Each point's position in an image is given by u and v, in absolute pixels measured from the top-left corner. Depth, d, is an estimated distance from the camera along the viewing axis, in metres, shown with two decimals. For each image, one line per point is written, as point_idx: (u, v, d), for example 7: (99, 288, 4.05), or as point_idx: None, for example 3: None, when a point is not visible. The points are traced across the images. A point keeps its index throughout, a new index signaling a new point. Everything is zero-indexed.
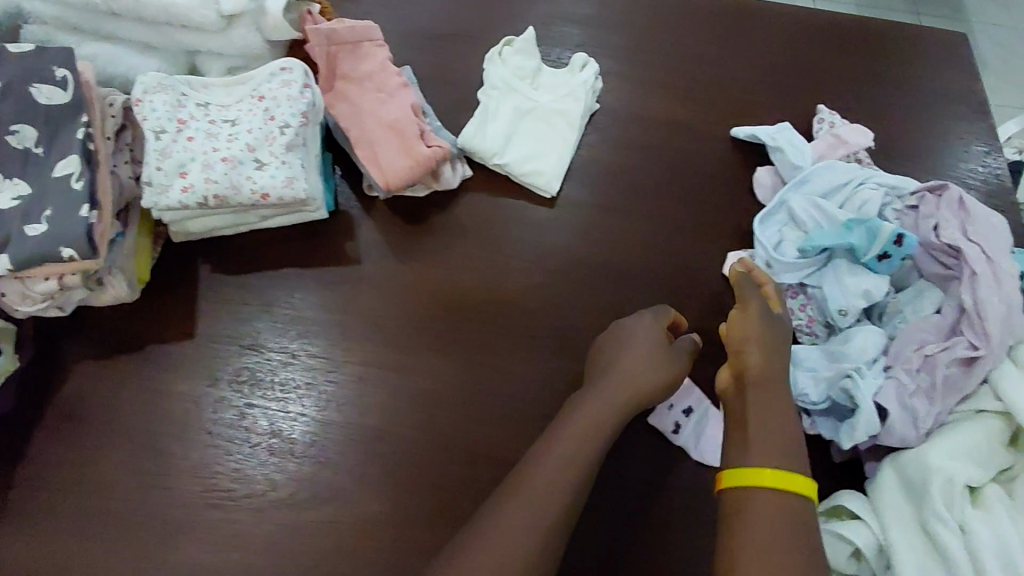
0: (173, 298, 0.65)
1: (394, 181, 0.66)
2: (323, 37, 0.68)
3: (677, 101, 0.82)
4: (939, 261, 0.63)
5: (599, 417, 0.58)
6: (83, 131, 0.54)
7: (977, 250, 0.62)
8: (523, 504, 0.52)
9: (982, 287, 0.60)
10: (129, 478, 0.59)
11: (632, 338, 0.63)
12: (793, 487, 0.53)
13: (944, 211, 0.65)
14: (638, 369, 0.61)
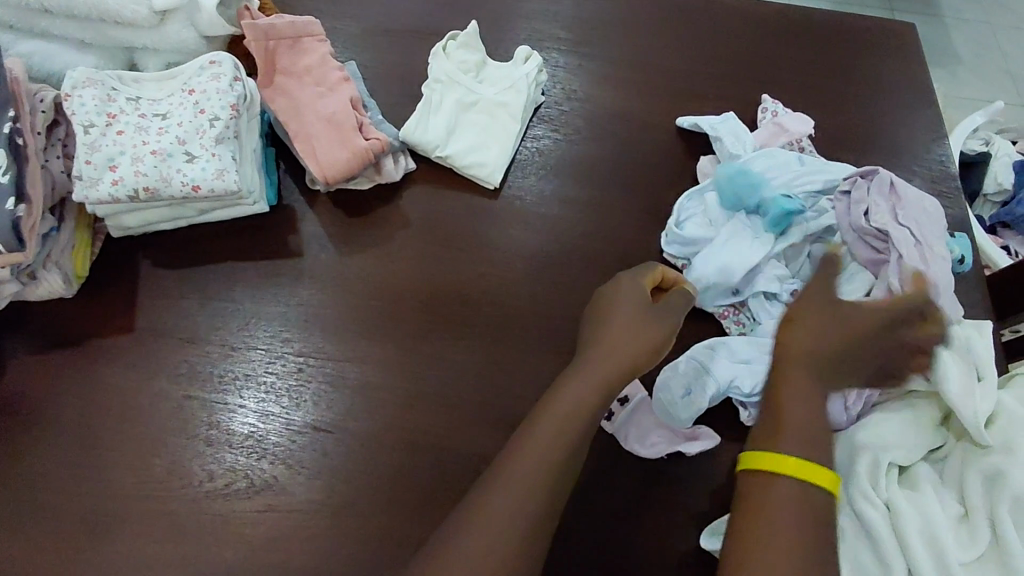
0: (114, 292, 0.65)
1: (331, 173, 0.67)
2: (261, 32, 0.68)
3: (623, 93, 0.82)
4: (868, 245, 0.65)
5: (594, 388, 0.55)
6: (9, 125, 0.54)
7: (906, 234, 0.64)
8: None
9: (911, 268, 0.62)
10: (67, 471, 0.58)
11: (614, 311, 0.60)
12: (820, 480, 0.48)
13: (875, 196, 0.65)
14: (626, 338, 0.58)
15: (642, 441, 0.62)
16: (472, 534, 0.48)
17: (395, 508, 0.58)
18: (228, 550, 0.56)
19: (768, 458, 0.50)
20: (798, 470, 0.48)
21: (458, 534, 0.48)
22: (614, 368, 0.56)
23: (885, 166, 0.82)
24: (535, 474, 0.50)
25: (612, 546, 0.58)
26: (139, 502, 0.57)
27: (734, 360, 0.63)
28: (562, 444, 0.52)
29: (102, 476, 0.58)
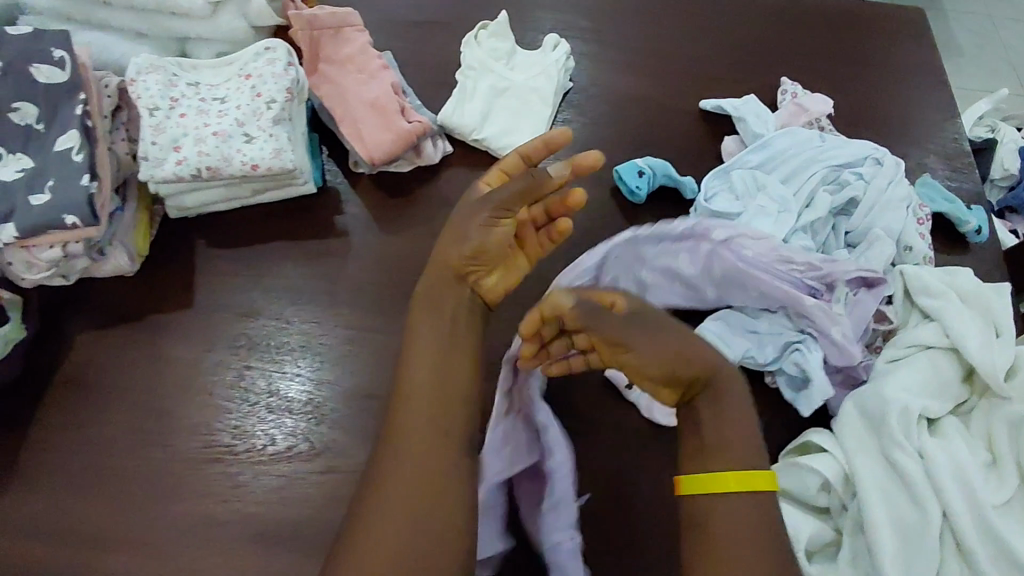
0: (171, 271, 0.68)
1: (376, 155, 0.70)
2: (305, 22, 0.72)
3: (646, 79, 0.85)
4: (561, 488, 0.57)
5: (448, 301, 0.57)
6: (82, 108, 0.57)
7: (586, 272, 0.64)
8: None
9: (614, 265, 0.66)
10: (127, 442, 0.61)
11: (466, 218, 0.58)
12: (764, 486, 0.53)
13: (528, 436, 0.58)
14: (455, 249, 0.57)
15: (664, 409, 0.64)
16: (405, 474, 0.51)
17: None
18: (291, 509, 0.59)
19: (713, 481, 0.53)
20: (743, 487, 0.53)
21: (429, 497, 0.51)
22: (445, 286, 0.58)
23: (901, 143, 0.85)
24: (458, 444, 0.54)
25: (650, 502, 0.62)
26: (206, 467, 0.61)
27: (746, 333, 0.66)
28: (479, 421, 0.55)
29: (162, 445, 0.61)
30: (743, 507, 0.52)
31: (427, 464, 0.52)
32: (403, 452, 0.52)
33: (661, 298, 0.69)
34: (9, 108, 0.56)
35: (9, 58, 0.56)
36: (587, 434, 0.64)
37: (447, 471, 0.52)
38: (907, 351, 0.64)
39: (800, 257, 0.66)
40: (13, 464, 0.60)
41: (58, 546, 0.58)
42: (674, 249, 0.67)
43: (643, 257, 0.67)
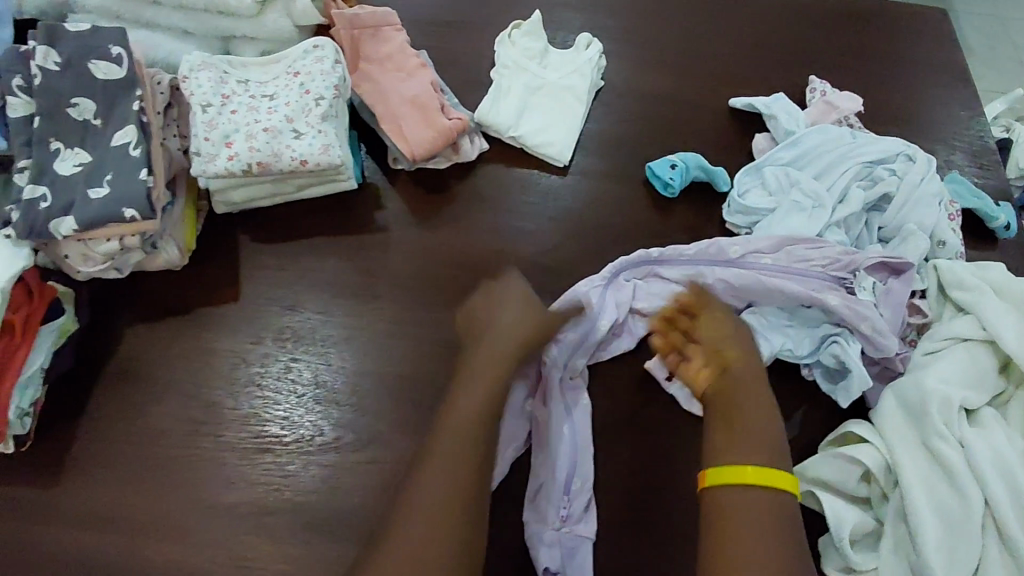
0: (216, 266, 0.69)
1: (418, 151, 0.71)
2: (347, 21, 0.74)
3: (678, 74, 0.86)
4: (573, 488, 0.61)
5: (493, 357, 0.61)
6: (138, 103, 0.58)
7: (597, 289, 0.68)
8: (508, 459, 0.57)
9: (622, 286, 0.69)
10: (177, 433, 0.62)
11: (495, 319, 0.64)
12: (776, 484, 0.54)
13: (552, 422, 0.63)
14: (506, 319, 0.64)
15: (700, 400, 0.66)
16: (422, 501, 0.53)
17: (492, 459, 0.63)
18: (340, 497, 0.61)
19: (733, 472, 0.55)
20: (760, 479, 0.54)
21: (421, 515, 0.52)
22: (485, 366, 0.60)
23: (928, 141, 0.86)
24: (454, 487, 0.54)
25: (693, 491, 0.63)
26: (257, 457, 0.62)
27: (781, 325, 0.68)
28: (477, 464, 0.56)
29: (212, 436, 0.62)
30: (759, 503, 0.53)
31: (450, 491, 0.53)
32: (432, 475, 0.54)
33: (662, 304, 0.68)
34: (68, 104, 0.57)
35: (68, 54, 0.58)
36: (629, 426, 0.65)
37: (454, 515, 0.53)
38: (942, 345, 0.65)
39: (812, 255, 0.68)
40: (67, 453, 0.61)
41: (113, 534, 0.59)
42: (686, 267, 0.69)
43: (660, 278, 0.70)
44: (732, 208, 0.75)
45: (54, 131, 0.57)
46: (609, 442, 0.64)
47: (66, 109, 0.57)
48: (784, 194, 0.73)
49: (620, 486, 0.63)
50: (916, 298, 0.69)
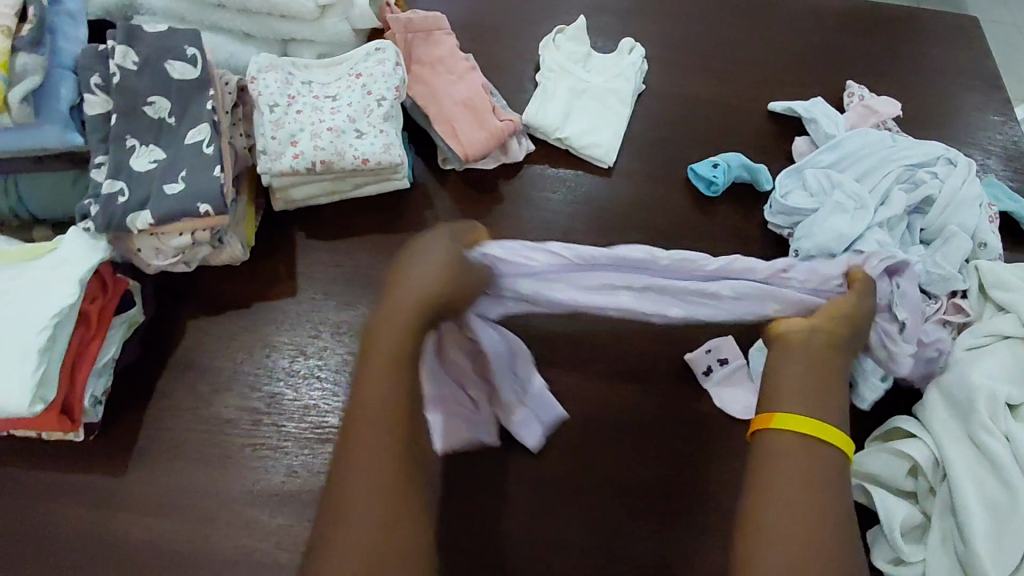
0: (275, 261, 0.71)
1: (472, 152, 0.73)
2: (401, 26, 0.77)
3: (717, 76, 0.87)
4: (519, 370, 0.65)
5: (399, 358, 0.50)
6: (211, 103, 0.60)
7: (556, 267, 0.55)
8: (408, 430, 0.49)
9: (595, 271, 0.56)
10: (240, 422, 0.64)
11: (422, 251, 0.54)
12: (826, 437, 0.51)
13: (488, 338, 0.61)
14: (414, 277, 0.52)
15: (738, 401, 0.67)
16: (354, 514, 0.46)
17: (547, 451, 0.64)
18: None
19: (786, 420, 0.51)
20: (811, 429, 0.51)
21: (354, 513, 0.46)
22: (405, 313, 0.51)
23: (962, 146, 0.87)
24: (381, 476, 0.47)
25: None
26: (317, 446, 0.63)
27: None
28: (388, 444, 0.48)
29: (274, 423, 0.64)
30: (798, 459, 0.50)
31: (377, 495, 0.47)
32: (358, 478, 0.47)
33: (650, 308, 0.56)
34: (145, 103, 0.59)
35: (145, 55, 0.60)
36: (679, 421, 0.66)
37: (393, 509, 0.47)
38: (987, 341, 0.66)
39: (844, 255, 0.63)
40: (131, 440, 0.63)
41: (177, 521, 0.60)
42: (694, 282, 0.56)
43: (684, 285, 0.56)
44: (773, 210, 0.76)
45: (130, 128, 0.59)
46: (658, 437, 0.65)
47: (143, 107, 0.59)
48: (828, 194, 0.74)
49: (672, 479, 0.64)
50: (956, 297, 0.71)
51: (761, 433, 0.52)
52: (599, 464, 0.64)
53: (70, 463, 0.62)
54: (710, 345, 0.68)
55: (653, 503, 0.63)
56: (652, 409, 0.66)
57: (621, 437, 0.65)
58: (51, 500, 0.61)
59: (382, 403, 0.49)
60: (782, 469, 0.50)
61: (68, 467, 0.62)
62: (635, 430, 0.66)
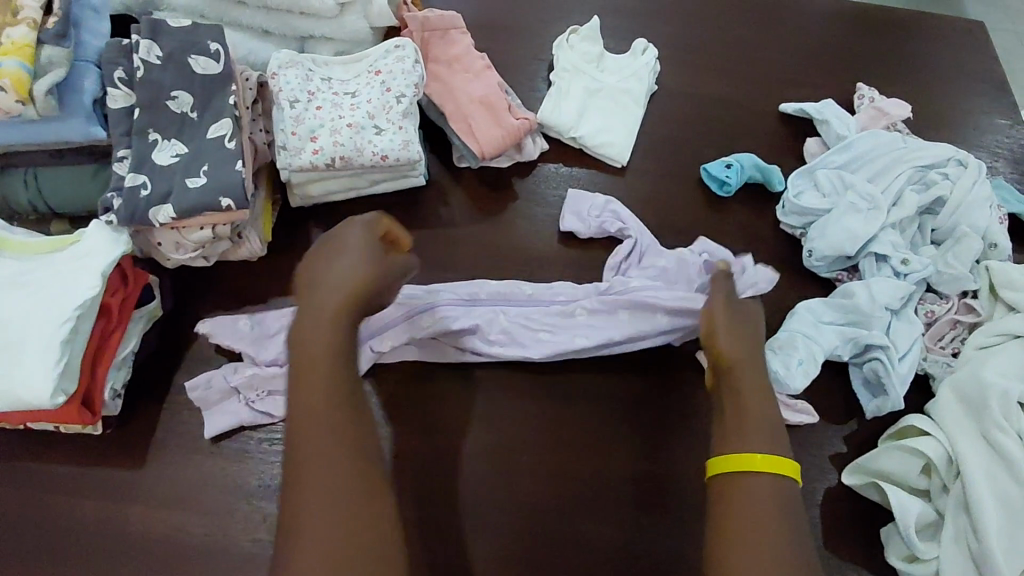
0: (290, 256, 0.70)
1: (488, 150, 0.74)
2: (418, 23, 0.77)
3: (728, 78, 0.88)
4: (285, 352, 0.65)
5: (335, 385, 0.50)
6: (233, 98, 0.61)
7: (425, 304, 0.67)
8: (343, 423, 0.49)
9: (442, 308, 0.67)
10: (255, 416, 0.63)
11: (340, 250, 0.55)
12: (782, 471, 0.52)
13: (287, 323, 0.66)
14: (333, 274, 0.53)
15: None
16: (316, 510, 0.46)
17: (563, 447, 0.65)
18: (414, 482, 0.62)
19: (739, 459, 0.53)
20: (767, 466, 0.52)
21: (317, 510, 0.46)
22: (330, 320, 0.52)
23: (970, 149, 0.88)
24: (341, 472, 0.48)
25: None
26: None
27: (818, 322, 0.69)
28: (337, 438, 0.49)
29: (260, 399, 0.63)
30: (764, 494, 0.51)
31: (331, 492, 0.47)
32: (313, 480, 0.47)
33: (502, 353, 0.67)
34: (168, 97, 0.60)
35: (167, 49, 0.60)
36: (694, 418, 0.66)
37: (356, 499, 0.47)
38: (996, 339, 0.67)
39: (585, 207, 0.74)
40: (147, 434, 0.63)
41: (194, 516, 0.60)
42: (665, 296, 0.68)
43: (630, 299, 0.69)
44: (786, 209, 0.77)
45: (153, 122, 0.59)
46: (675, 434, 0.66)
47: (165, 101, 0.60)
48: (840, 195, 0.75)
49: (686, 477, 0.64)
50: (967, 297, 0.72)
51: (714, 473, 0.53)
52: (615, 462, 0.64)
53: (86, 456, 0.62)
54: None
55: (669, 498, 0.63)
56: (667, 408, 0.67)
57: (638, 434, 0.65)
58: (68, 493, 0.60)
59: (330, 440, 0.48)
60: (751, 510, 0.50)
61: (85, 460, 0.62)
62: (650, 427, 0.66)
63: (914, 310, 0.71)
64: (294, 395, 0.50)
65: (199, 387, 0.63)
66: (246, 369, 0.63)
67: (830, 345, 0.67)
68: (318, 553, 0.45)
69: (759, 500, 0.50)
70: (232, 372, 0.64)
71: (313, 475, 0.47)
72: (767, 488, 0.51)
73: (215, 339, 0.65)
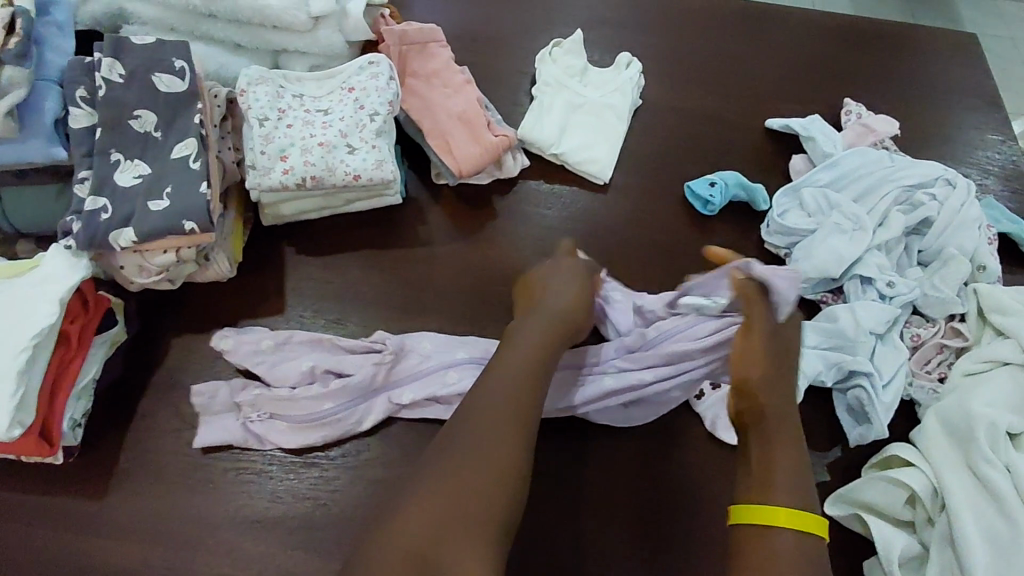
0: (262, 277, 0.68)
1: (466, 167, 0.72)
2: (396, 37, 0.76)
3: (714, 93, 0.86)
4: (301, 379, 0.63)
5: (535, 368, 0.57)
6: (199, 117, 0.59)
7: (438, 363, 0.64)
8: (516, 394, 0.54)
9: (459, 367, 0.64)
10: (245, 437, 0.61)
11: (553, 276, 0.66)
12: (808, 527, 0.53)
13: (302, 351, 0.64)
14: (556, 286, 0.65)
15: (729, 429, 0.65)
16: (462, 452, 0.51)
17: (541, 477, 0.63)
18: None
19: (764, 511, 0.53)
20: (791, 520, 0.52)
21: (460, 451, 0.51)
22: (543, 324, 0.61)
23: (959, 166, 0.86)
24: (511, 432, 0.52)
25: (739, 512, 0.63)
26: (303, 471, 0.61)
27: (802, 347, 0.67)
28: (512, 401, 0.54)
29: (260, 421, 0.61)
30: (787, 548, 0.51)
31: (490, 448, 0.51)
32: (477, 424, 0.52)
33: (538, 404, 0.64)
34: (131, 116, 0.58)
35: (131, 67, 0.59)
36: (674, 445, 0.65)
37: (512, 462, 0.51)
38: (983, 366, 0.66)
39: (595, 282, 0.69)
40: (109, 462, 0.61)
41: (158, 547, 0.58)
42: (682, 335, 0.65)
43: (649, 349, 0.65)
44: (770, 229, 0.75)
45: (115, 142, 0.57)
46: (656, 463, 0.64)
47: (129, 121, 0.58)
48: (827, 214, 0.73)
49: (665, 508, 0.62)
50: (954, 321, 0.70)
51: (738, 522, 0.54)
52: (595, 493, 0.62)
53: (47, 486, 0.60)
54: None
55: (650, 530, 0.61)
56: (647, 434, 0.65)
57: (615, 465, 0.64)
58: (30, 524, 0.59)
59: (522, 376, 0.56)
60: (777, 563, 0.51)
61: (48, 489, 0.60)
62: (629, 457, 0.64)
63: (900, 334, 0.69)
64: (495, 357, 0.58)
65: (203, 395, 0.62)
66: (254, 389, 0.62)
67: (814, 372, 0.66)
68: (447, 478, 0.49)
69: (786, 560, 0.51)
70: (238, 390, 0.63)
71: (480, 421, 0.53)
72: (793, 547, 0.52)
73: (231, 356, 0.64)
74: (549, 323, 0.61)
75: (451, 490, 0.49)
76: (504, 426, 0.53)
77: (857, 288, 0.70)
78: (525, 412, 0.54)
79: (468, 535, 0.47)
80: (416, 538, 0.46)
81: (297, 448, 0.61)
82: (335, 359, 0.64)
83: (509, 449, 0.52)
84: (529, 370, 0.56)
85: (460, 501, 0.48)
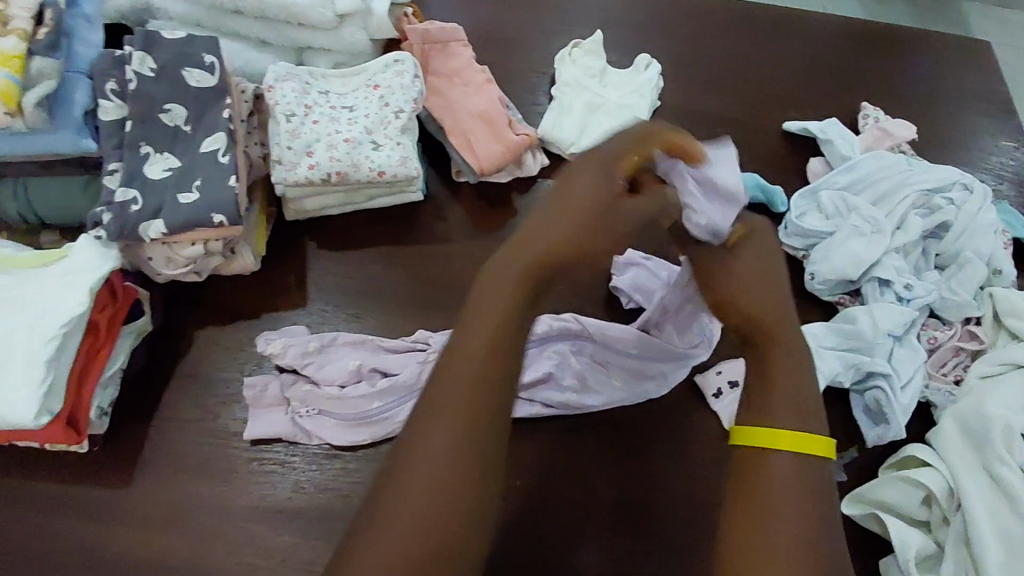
0: (284, 271, 0.69)
1: (487, 165, 0.72)
2: (419, 36, 0.77)
3: (732, 96, 0.87)
4: (347, 377, 0.63)
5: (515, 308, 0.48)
6: (227, 111, 0.60)
7: None
8: (492, 341, 0.47)
9: None
10: (294, 432, 0.62)
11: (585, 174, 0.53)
12: (810, 448, 0.51)
13: (345, 350, 0.65)
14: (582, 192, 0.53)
15: None
16: (431, 407, 0.45)
17: (559, 473, 0.63)
18: None
19: (763, 433, 0.51)
20: (792, 443, 0.51)
21: (429, 410, 0.45)
22: (549, 238, 0.51)
23: (974, 171, 0.87)
24: (479, 387, 0.46)
25: None
26: (325, 462, 0.62)
27: (823, 349, 0.67)
28: (483, 351, 0.47)
29: (309, 416, 0.62)
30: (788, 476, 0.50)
31: (455, 412, 0.45)
32: (446, 374, 0.46)
33: (581, 402, 0.65)
34: (161, 109, 0.59)
35: (162, 62, 0.60)
36: (692, 443, 0.65)
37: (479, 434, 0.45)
38: (999, 369, 0.66)
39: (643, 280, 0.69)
40: (133, 451, 0.61)
41: (180, 536, 0.59)
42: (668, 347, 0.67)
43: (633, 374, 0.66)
44: (788, 230, 0.75)
45: (146, 135, 0.58)
46: (675, 459, 0.64)
47: (159, 114, 0.59)
48: (844, 217, 0.73)
49: (681, 505, 0.63)
50: (970, 324, 0.71)
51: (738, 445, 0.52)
52: (613, 489, 0.63)
53: (71, 474, 0.61)
54: (721, 367, 0.67)
55: (666, 525, 0.62)
56: (665, 432, 0.66)
57: (629, 459, 0.64)
58: (55, 512, 0.59)
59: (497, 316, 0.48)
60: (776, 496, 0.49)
61: (73, 477, 0.60)
62: (648, 454, 0.64)
63: (917, 336, 0.70)
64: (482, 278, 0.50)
65: (255, 387, 0.63)
66: (304, 385, 0.63)
67: (835, 374, 0.66)
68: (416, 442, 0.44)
69: (787, 482, 0.49)
70: (289, 385, 0.63)
71: (450, 370, 0.46)
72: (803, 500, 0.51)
73: (280, 359, 0.63)
74: (558, 238, 0.51)
75: (419, 461, 0.44)
76: (472, 384, 0.45)
77: (875, 290, 0.70)
78: (497, 369, 0.46)
79: (440, 514, 0.43)
80: (391, 508, 0.43)
81: (345, 445, 0.62)
82: (379, 359, 0.64)
83: (470, 413, 0.45)
84: (506, 314, 0.48)
85: (425, 473, 0.43)
